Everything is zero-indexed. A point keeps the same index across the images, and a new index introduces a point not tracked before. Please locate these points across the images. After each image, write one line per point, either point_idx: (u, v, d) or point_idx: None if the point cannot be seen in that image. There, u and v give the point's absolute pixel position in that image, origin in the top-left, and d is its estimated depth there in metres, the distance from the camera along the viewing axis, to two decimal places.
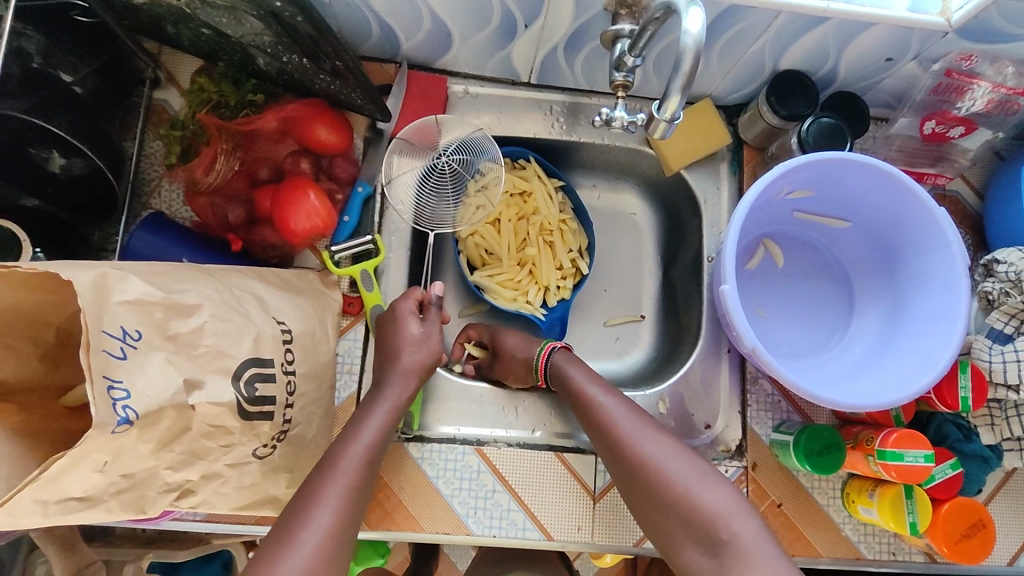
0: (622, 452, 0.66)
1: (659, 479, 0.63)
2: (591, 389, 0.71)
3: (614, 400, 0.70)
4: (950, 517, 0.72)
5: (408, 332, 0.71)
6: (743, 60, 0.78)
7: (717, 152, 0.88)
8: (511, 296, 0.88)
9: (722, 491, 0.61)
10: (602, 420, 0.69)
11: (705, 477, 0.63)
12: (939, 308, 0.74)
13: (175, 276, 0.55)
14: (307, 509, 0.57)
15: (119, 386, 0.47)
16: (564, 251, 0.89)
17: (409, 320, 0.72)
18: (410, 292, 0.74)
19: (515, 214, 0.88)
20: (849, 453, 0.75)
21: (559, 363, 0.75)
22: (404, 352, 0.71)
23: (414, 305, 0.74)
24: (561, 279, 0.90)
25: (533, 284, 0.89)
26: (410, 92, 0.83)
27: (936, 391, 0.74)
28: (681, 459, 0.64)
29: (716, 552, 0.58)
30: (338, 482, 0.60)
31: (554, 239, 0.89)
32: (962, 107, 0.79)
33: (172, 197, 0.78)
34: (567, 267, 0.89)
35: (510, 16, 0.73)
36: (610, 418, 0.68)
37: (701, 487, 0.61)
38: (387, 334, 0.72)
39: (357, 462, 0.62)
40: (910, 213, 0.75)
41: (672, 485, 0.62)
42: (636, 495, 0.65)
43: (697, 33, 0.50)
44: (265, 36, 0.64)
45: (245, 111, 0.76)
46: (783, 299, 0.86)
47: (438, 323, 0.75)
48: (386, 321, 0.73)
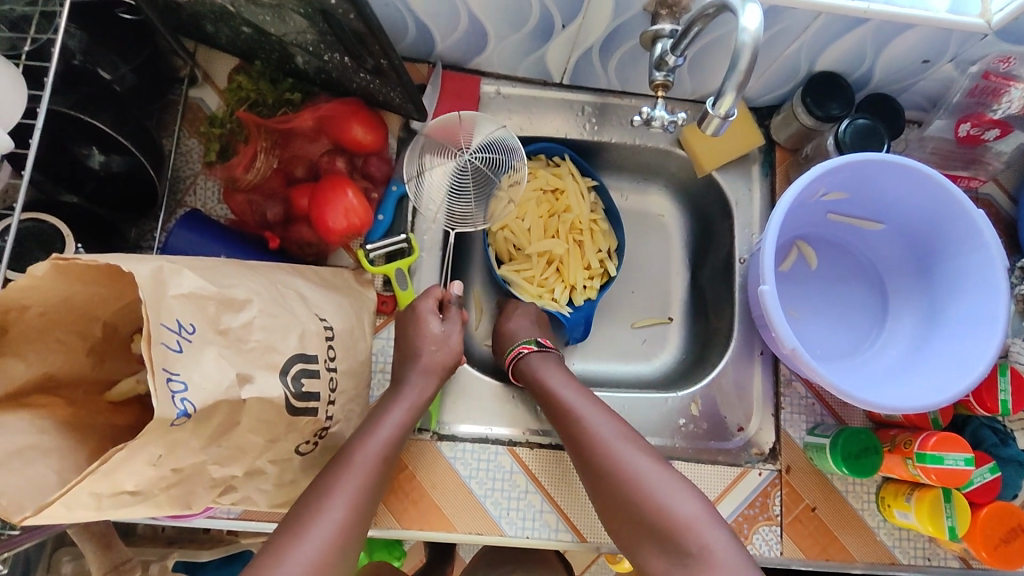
0: (592, 458, 0.67)
1: (629, 486, 0.63)
2: (564, 393, 0.72)
3: (588, 406, 0.71)
4: (989, 522, 0.71)
5: (429, 331, 0.71)
6: (779, 62, 0.78)
7: (749, 154, 0.88)
8: (536, 293, 0.87)
9: (693, 502, 0.62)
10: (575, 428, 0.69)
11: (673, 486, 0.63)
12: (977, 313, 0.73)
13: (224, 272, 0.55)
14: (322, 500, 0.58)
15: (176, 378, 0.46)
16: (593, 251, 0.89)
17: (429, 319, 0.72)
18: (431, 291, 0.73)
19: (545, 210, 0.88)
20: (886, 455, 0.74)
21: (533, 365, 0.76)
22: (437, 352, 0.71)
23: (434, 304, 0.73)
24: (588, 279, 0.89)
25: (559, 283, 0.88)
26: (444, 92, 0.83)
27: (974, 394, 0.74)
28: (650, 466, 0.65)
29: (686, 563, 0.58)
30: (353, 477, 0.60)
31: (583, 238, 0.89)
32: (998, 109, 0.79)
33: (208, 195, 0.77)
34: (595, 268, 0.88)
35: (548, 16, 0.73)
36: (580, 424, 0.69)
37: (669, 494, 0.62)
38: (408, 331, 0.72)
39: (373, 458, 0.61)
40: (950, 217, 0.75)
41: (641, 493, 0.63)
42: (607, 503, 0.65)
43: (754, 30, 0.51)
44: (308, 34, 0.65)
45: (283, 110, 0.76)
46: (817, 301, 0.86)
47: (459, 322, 0.74)
48: (406, 318, 0.73)
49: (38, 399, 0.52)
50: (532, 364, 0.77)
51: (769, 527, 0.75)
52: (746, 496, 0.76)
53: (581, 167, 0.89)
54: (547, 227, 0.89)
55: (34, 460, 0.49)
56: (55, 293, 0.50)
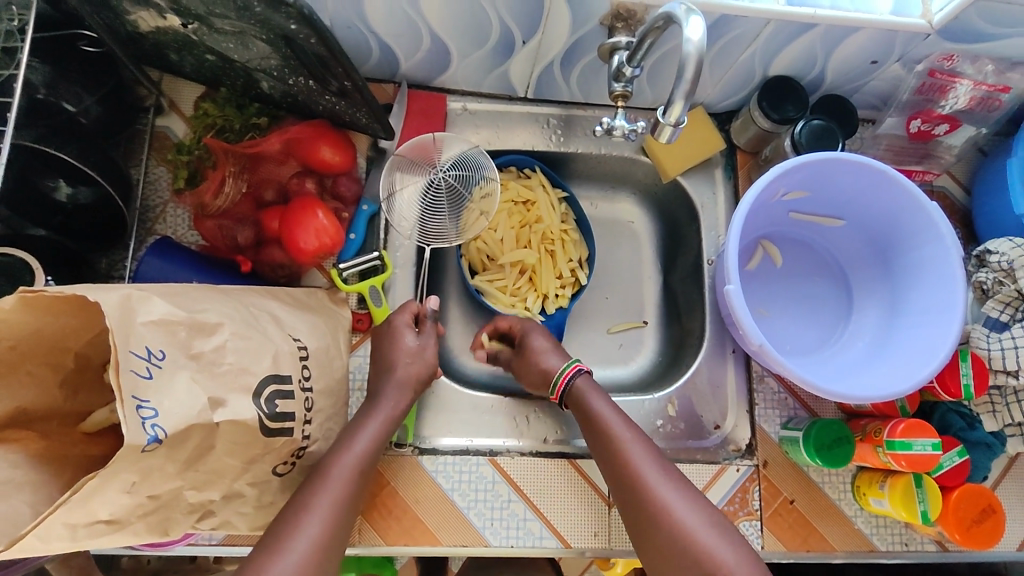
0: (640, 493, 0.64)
1: (676, 528, 0.61)
2: (613, 421, 0.70)
3: (637, 438, 0.68)
4: (961, 504, 0.72)
5: (404, 344, 0.71)
6: (734, 68, 0.81)
7: (711, 158, 0.90)
8: (510, 302, 0.89)
9: (737, 550, 0.60)
10: (623, 465, 0.67)
11: (719, 532, 0.61)
12: (935, 302, 0.76)
13: (194, 297, 0.55)
14: (298, 517, 0.58)
15: (147, 405, 0.47)
16: (565, 261, 0.90)
17: (405, 332, 0.72)
18: (406, 305, 0.74)
19: (517, 221, 0.90)
20: (858, 445, 0.76)
21: (585, 392, 0.73)
22: (412, 364, 0.71)
23: (410, 318, 0.73)
24: (560, 288, 0.90)
25: (532, 292, 0.90)
26: (411, 111, 0.85)
27: (939, 381, 0.76)
28: (702, 515, 0.62)
29: None
30: (328, 492, 0.60)
31: (554, 248, 0.90)
32: (945, 105, 0.82)
33: (178, 221, 0.77)
34: (566, 276, 0.90)
35: (508, 33, 0.75)
36: (628, 456, 0.67)
37: (724, 549, 0.59)
38: (382, 345, 0.72)
39: (348, 471, 0.62)
40: (906, 211, 0.78)
41: (688, 534, 0.61)
42: (649, 544, 0.63)
43: (698, 40, 0.52)
44: (272, 59, 0.66)
45: (250, 134, 0.78)
46: (784, 299, 0.88)
47: (435, 335, 0.74)
48: (382, 333, 0.73)
49: (11, 433, 0.52)
50: (582, 392, 0.73)
51: (750, 522, 0.77)
52: (726, 493, 0.77)
53: (552, 179, 0.91)
54: (518, 236, 0.90)
55: (8, 495, 0.49)
56: (25, 325, 0.50)
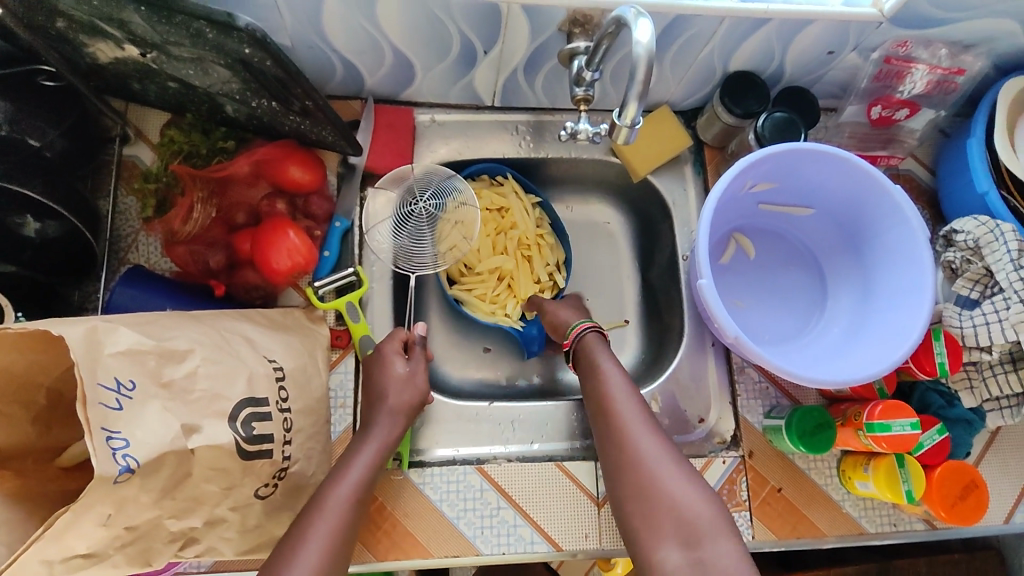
0: (627, 440, 0.67)
1: (656, 475, 0.64)
2: (612, 375, 0.73)
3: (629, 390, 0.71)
4: (944, 481, 0.73)
5: (394, 372, 0.71)
6: (695, 66, 0.82)
7: (680, 155, 0.92)
8: (489, 309, 0.89)
9: (710, 502, 0.62)
10: (610, 414, 0.70)
11: (695, 485, 0.63)
12: (906, 284, 0.77)
13: (163, 325, 0.55)
14: (294, 549, 0.58)
15: (117, 436, 0.47)
16: (542, 266, 0.91)
17: (395, 360, 0.72)
18: (394, 334, 0.74)
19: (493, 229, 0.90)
20: (839, 429, 0.76)
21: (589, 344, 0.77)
22: (403, 391, 0.71)
23: (399, 346, 0.73)
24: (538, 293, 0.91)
25: (511, 298, 0.90)
26: (378, 125, 0.85)
27: (913, 359, 0.77)
28: (680, 466, 0.65)
29: (699, 558, 0.58)
30: (325, 522, 0.60)
31: (530, 253, 0.91)
32: (903, 90, 0.84)
33: (150, 250, 0.77)
34: (544, 280, 0.91)
35: (469, 43, 0.76)
36: (619, 406, 0.70)
37: (692, 496, 0.62)
38: (372, 373, 0.72)
39: (344, 500, 0.62)
40: (872, 195, 0.79)
41: (665, 480, 0.63)
42: (625, 487, 0.65)
43: (647, 42, 0.53)
44: (233, 83, 0.67)
45: (218, 158, 0.77)
46: (760, 290, 0.89)
47: (424, 359, 0.74)
48: (372, 361, 0.73)
49: None
50: (589, 346, 0.77)
51: (739, 513, 0.77)
52: (713, 486, 0.78)
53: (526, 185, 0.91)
54: (495, 245, 0.90)
55: None
56: None
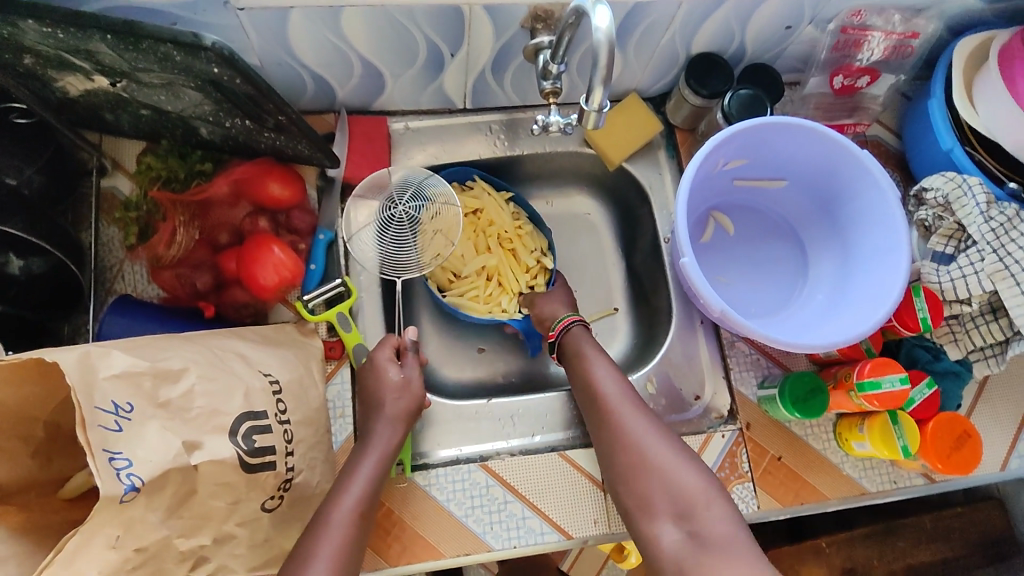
0: (617, 427, 0.71)
1: (647, 458, 0.68)
2: (596, 365, 0.76)
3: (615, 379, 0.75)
4: (938, 434, 0.74)
5: (388, 379, 0.72)
6: (658, 52, 0.84)
7: (653, 141, 0.93)
8: (486, 308, 0.89)
9: (700, 477, 0.67)
10: (602, 407, 0.73)
11: (685, 462, 0.68)
12: (884, 244, 0.79)
13: (156, 347, 0.56)
14: (302, 568, 0.58)
15: (119, 457, 0.47)
16: (527, 254, 0.91)
17: (388, 366, 0.73)
18: (386, 340, 0.75)
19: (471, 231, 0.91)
20: (832, 394, 0.78)
21: (574, 336, 0.80)
22: (399, 398, 0.71)
23: (391, 352, 0.74)
24: (530, 279, 0.91)
25: (504, 292, 0.90)
26: (353, 135, 0.86)
27: (897, 318, 0.78)
28: (669, 445, 0.69)
29: (694, 532, 0.63)
30: (331, 538, 0.60)
31: (512, 246, 0.91)
32: (862, 58, 0.86)
33: (136, 278, 0.77)
34: (532, 267, 0.91)
35: (435, 48, 0.78)
36: (606, 395, 0.73)
37: (684, 476, 0.66)
38: (368, 384, 0.72)
39: (349, 515, 0.62)
40: (842, 162, 0.81)
41: (656, 461, 0.68)
42: (620, 472, 0.70)
43: (606, 27, 0.55)
44: (205, 105, 0.68)
45: (196, 181, 0.78)
46: (743, 265, 0.90)
47: (419, 365, 0.74)
48: (365, 370, 0.74)
49: None
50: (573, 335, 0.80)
51: (743, 484, 0.78)
52: (715, 461, 0.79)
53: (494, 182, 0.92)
54: (477, 246, 0.91)
55: None
56: None
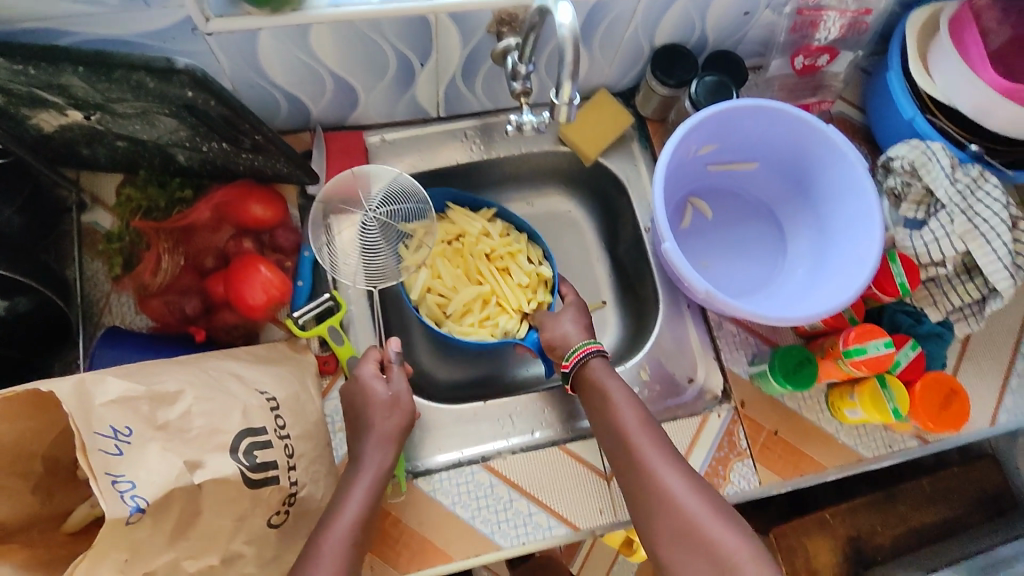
0: (648, 478, 0.67)
1: (681, 514, 0.63)
2: (621, 408, 0.72)
3: (641, 423, 0.71)
4: (926, 393, 0.76)
5: (376, 396, 0.70)
6: (623, 47, 0.86)
7: (625, 134, 0.95)
8: (488, 331, 0.88)
9: (740, 537, 0.62)
10: (630, 455, 0.69)
11: (723, 519, 0.63)
12: (856, 215, 0.81)
13: (151, 372, 0.56)
14: None
15: (122, 479, 0.48)
16: (521, 269, 0.91)
17: (374, 382, 0.71)
18: (369, 354, 0.73)
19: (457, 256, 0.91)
20: (821, 363, 0.79)
21: (594, 373, 0.76)
22: (388, 414, 0.69)
23: (375, 366, 0.72)
24: (529, 293, 0.90)
25: (503, 312, 0.89)
26: (331, 152, 0.86)
27: (875, 284, 0.79)
28: (703, 498, 0.64)
29: None
30: (324, 568, 0.59)
31: (505, 263, 0.91)
32: (821, 38, 0.89)
33: (124, 309, 0.77)
34: (529, 280, 0.90)
35: (404, 59, 0.79)
36: (633, 442, 0.69)
37: (722, 536, 0.61)
38: (355, 402, 0.71)
39: (342, 544, 0.60)
40: (809, 138, 0.83)
41: (691, 519, 0.63)
42: (653, 528, 0.65)
43: (569, 23, 0.56)
44: (180, 131, 0.69)
45: (178, 209, 0.78)
46: (723, 247, 0.92)
47: (404, 376, 0.73)
48: (352, 389, 0.72)
49: None
50: (593, 371, 0.76)
51: (743, 461, 0.79)
52: (713, 441, 0.80)
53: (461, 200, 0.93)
54: (467, 270, 0.91)
55: None
56: None
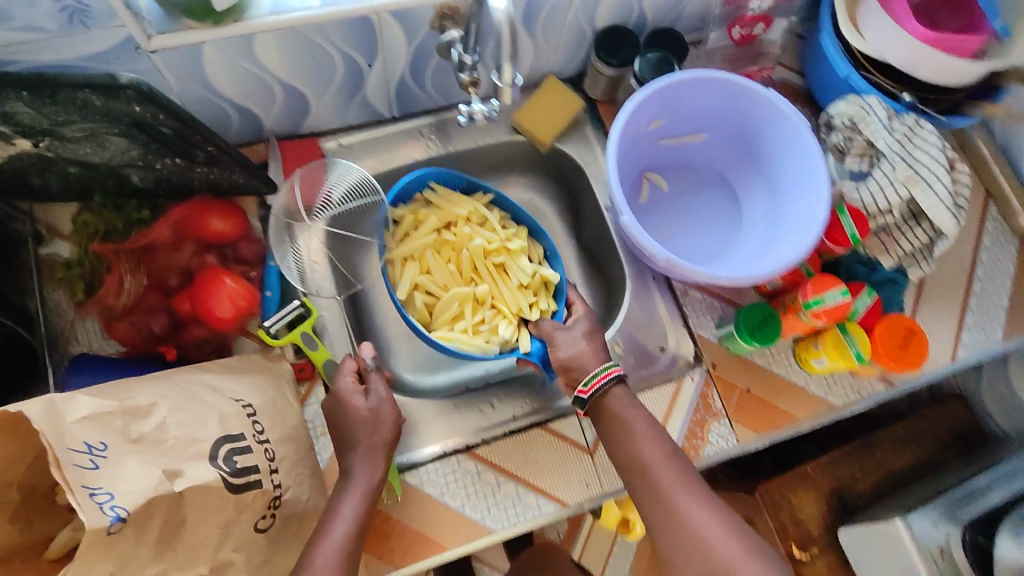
0: (678, 516, 0.65)
1: (714, 555, 0.62)
2: (645, 444, 0.70)
3: (666, 458, 0.69)
4: (885, 336, 0.79)
5: (355, 409, 0.70)
6: (565, 32, 0.88)
7: (578, 118, 0.97)
8: (484, 338, 0.85)
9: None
10: (659, 493, 0.67)
11: (754, 559, 0.62)
12: (804, 172, 0.84)
13: (121, 388, 0.56)
14: None
15: (100, 491, 0.48)
16: (519, 269, 0.86)
17: (353, 397, 0.71)
18: (345, 366, 0.73)
19: (447, 248, 0.88)
20: (783, 319, 0.82)
21: (618, 404, 0.73)
22: (369, 426, 0.69)
23: (353, 380, 0.72)
24: (529, 296, 0.86)
25: (501, 316, 0.86)
26: (286, 160, 0.87)
27: (827, 236, 0.83)
28: (733, 537, 0.64)
29: None
30: None
31: (503, 261, 0.87)
32: (755, 7, 0.91)
33: (91, 335, 0.77)
34: (530, 282, 0.86)
35: (351, 60, 0.80)
36: (662, 479, 0.68)
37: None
38: (335, 415, 0.71)
39: (333, 557, 0.61)
40: (751, 103, 0.86)
41: (724, 558, 0.62)
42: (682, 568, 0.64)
43: (503, 7, 0.58)
44: (132, 150, 0.71)
45: (137, 229, 0.78)
46: (682, 218, 0.94)
47: (382, 387, 0.73)
48: (332, 405, 0.72)
49: None
50: (614, 401, 0.73)
51: (720, 421, 0.81)
52: (689, 404, 0.82)
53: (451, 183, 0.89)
54: (460, 265, 0.88)
55: None
56: None
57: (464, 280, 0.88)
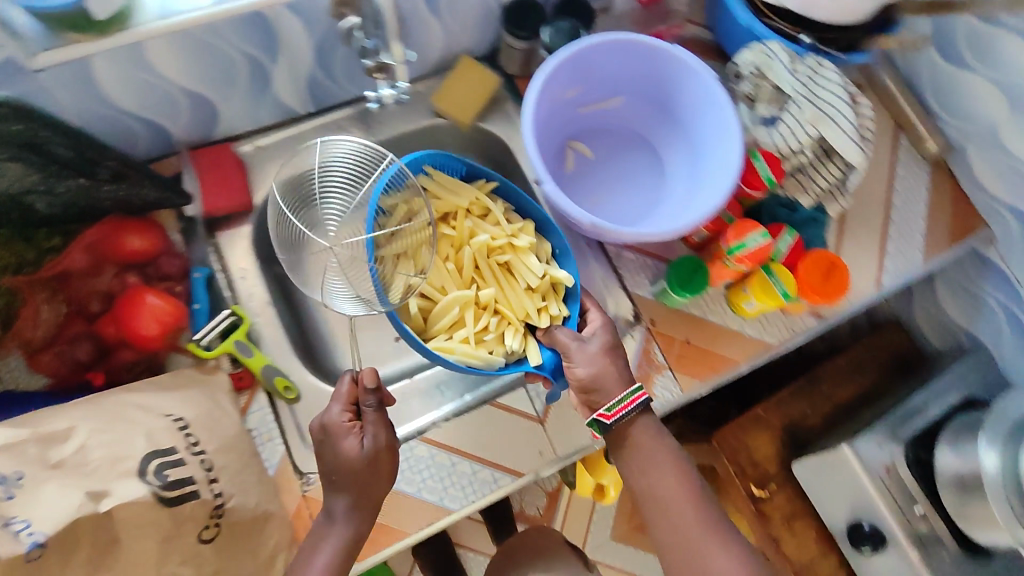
0: (693, 549, 0.68)
1: None
2: (667, 477, 0.72)
3: (687, 491, 0.71)
4: (808, 273, 0.83)
5: (344, 449, 0.65)
6: (471, 9, 0.87)
7: (497, 95, 0.97)
8: (487, 346, 0.79)
9: None
10: (676, 525, 0.70)
11: None
12: (717, 123, 0.85)
13: (43, 416, 0.60)
14: None
15: (18, 520, 0.53)
16: (528, 270, 0.80)
17: (346, 436, 0.66)
18: (338, 395, 0.68)
19: (446, 244, 0.82)
20: (712, 267, 0.84)
21: (643, 431, 0.73)
22: (358, 466, 0.65)
23: (347, 416, 0.67)
24: (539, 301, 0.80)
25: (507, 322, 0.80)
26: (200, 168, 0.83)
27: (743, 182, 0.86)
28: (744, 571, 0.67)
29: None
30: None
31: (508, 260, 0.81)
32: None
33: (12, 371, 0.72)
34: (538, 285, 0.80)
35: (253, 60, 0.78)
36: (682, 512, 0.70)
37: None
38: (325, 453, 0.66)
39: None
40: (660, 61, 0.87)
41: None
42: None
43: None
44: (30, 176, 0.68)
45: (49, 258, 0.75)
46: (609, 182, 0.95)
47: (380, 427, 0.67)
48: (321, 439, 0.67)
49: None
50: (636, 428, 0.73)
51: (663, 373, 0.83)
52: (632, 360, 0.83)
53: (449, 170, 0.83)
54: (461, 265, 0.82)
55: None
56: None
57: (465, 281, 0.82)
